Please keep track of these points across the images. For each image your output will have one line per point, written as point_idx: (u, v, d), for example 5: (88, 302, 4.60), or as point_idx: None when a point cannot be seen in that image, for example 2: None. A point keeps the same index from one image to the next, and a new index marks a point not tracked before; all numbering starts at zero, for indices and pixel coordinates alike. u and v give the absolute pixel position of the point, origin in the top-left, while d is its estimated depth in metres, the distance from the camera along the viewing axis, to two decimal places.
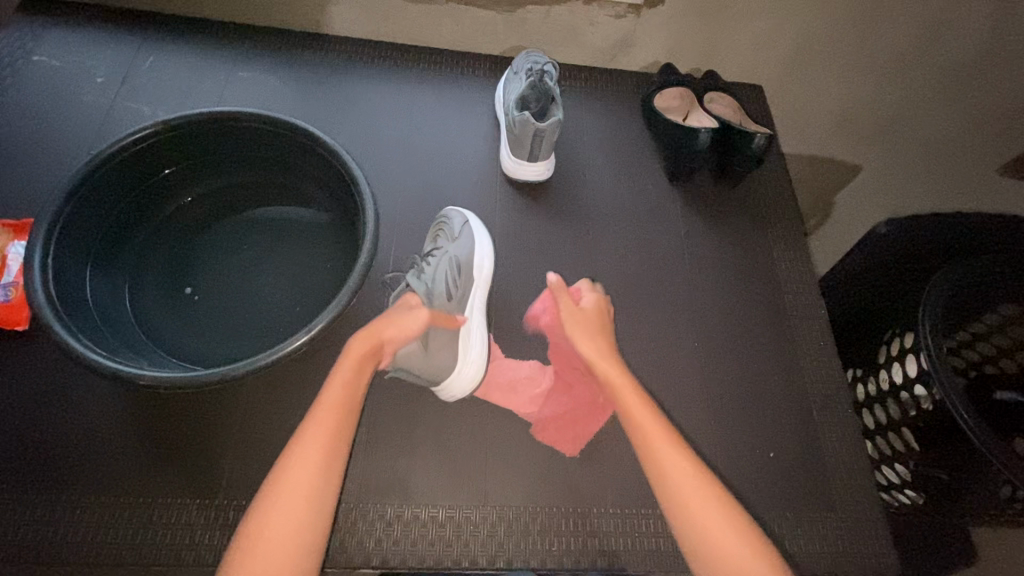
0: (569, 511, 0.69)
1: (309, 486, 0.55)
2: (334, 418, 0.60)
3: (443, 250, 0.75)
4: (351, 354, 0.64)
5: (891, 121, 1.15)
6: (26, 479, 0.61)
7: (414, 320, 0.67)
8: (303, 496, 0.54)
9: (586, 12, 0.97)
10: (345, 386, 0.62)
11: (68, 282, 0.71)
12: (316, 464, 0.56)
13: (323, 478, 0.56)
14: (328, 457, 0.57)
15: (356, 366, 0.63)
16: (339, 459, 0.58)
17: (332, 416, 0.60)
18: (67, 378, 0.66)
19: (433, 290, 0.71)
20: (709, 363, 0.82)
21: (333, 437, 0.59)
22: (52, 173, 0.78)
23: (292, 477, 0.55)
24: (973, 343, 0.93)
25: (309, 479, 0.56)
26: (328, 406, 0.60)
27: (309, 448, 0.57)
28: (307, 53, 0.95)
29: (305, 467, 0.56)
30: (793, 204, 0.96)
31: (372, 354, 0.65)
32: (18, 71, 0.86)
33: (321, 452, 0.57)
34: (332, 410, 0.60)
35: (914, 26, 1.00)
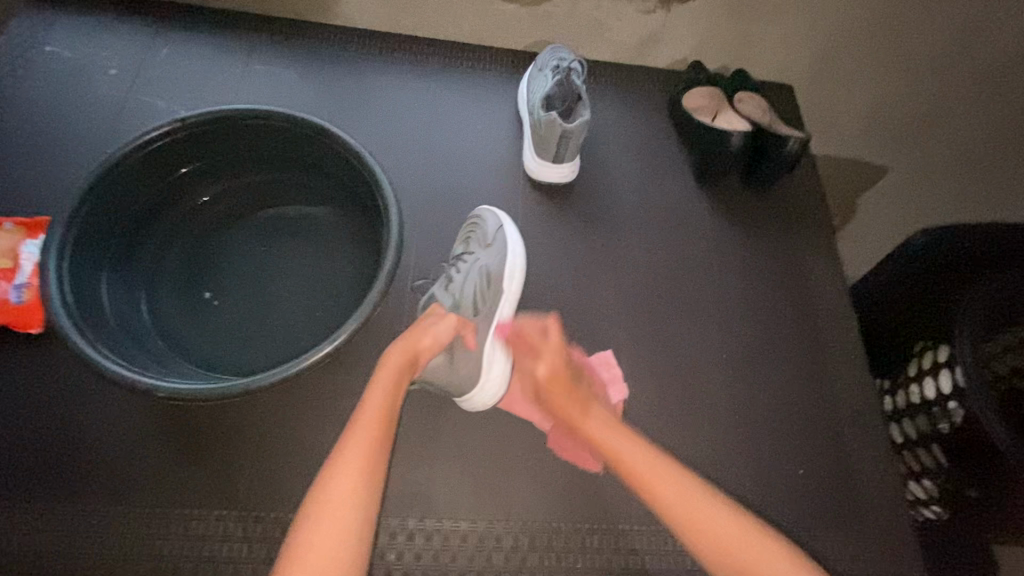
0: (593, 526, 0.68)
1: (349, 503, 0.53)
2: (374, 429, 0.58)
3: (475, 257, 0.73)
4: (389, 363, 0.62)
5: (924, 123, 1.11)
6: (42, 488, 0.60)
7: (445, 329, 0.67)
8: (343, 515, 0.53)
9: (613, 7, 0.93)
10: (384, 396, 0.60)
11: (83, 284, 0.69)
12: (356, 479, 0.55)
13: (368, 490, 0.55)
14: (368, 472, 0.55)
15: (394, 376, 0.61)
16: (379, 473, 0.56)
17: (372, 427, 0.58)
18: (84, 383, 0.64)
19: (461, 302, 0.70)
20: (737, 375, 0.79)
21: (373, 450, 0.57)
22: (65, 169, 0.76)
23: (333, 493, 0.54)
24: (1001, 356, 0.89)
25: (355, 491, 0.54)
26: (368, 417, 0.58)
27: (350, 462, 0.55)
28: (324, 46, 0.93)
29: (350, 480, 0.54)
30: (823, 210, 0.93)
31: (409, 364, 0.63)
32: (30, 62, 0.84)
33: (362, 466, 0.55)
34: (371, 422, 0.58)
35: (954, 26, 0.95)
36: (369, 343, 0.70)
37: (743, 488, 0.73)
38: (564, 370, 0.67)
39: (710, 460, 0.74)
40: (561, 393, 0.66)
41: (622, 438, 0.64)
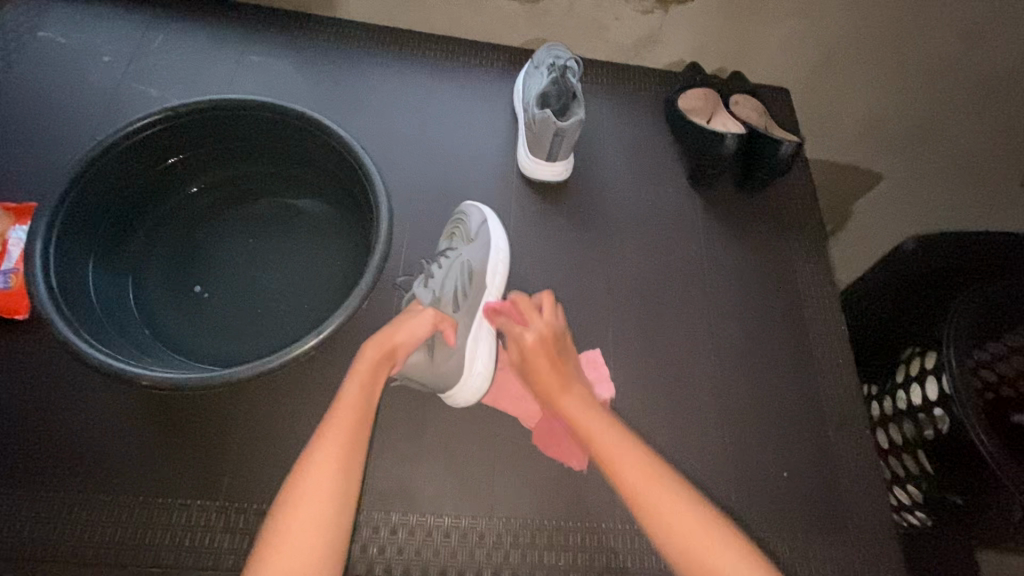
0: (576, 524, 0.68)
1: (325, 492, 0.53)
2: (349, 422, 0.58)
3: (457, 253, 0.73)
4: (366, 357, 0.62)
5: (920, 129, 1.11)
6: (24, 475, 0.60)
7: (423, 324, 0.66)
8: (317, 506, 0.52)
9: (611, 7, 0.93)
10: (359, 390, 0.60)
11: (71, 271, 0.69)
12: (330, 470, 0.54)
13: (342, 479, 0.55)
14: (343, 462, 0.55)
15: (370, 371, 0.62)
16: (355, 466, 0.56)
17: (348, 420, 0.58)
18: (68, 371, 0.64)
19: (441, 297, 0.68)
20: (725, 376, 0.80)
21: (349, 442, 0.57)
22: (55, 155, 0.76)
23: (308, 484, 0.53)
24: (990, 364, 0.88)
25: (330, 479, 0.54)
26: (344, 411, 0.59)
27: (324, 454, 0.55)
28: (320, 37, 0.92)
29: (326, 467, 0.54)
30: (816, 214, 0.93)
31: (388, 359, 0.63)
32: (23, 46, 0.83)
33: (337, 458, 0.55)
34: (346, 415, 0.58)
35: (953, 33, 0.95)
36: (357, 336, 0.70)
37: (728, 487, 0.73)
38: (552, 342, 0.69)
39: (695, 460, 0.74)
40: (541, 362, 0.67)
41: (597, 415, 0.64)
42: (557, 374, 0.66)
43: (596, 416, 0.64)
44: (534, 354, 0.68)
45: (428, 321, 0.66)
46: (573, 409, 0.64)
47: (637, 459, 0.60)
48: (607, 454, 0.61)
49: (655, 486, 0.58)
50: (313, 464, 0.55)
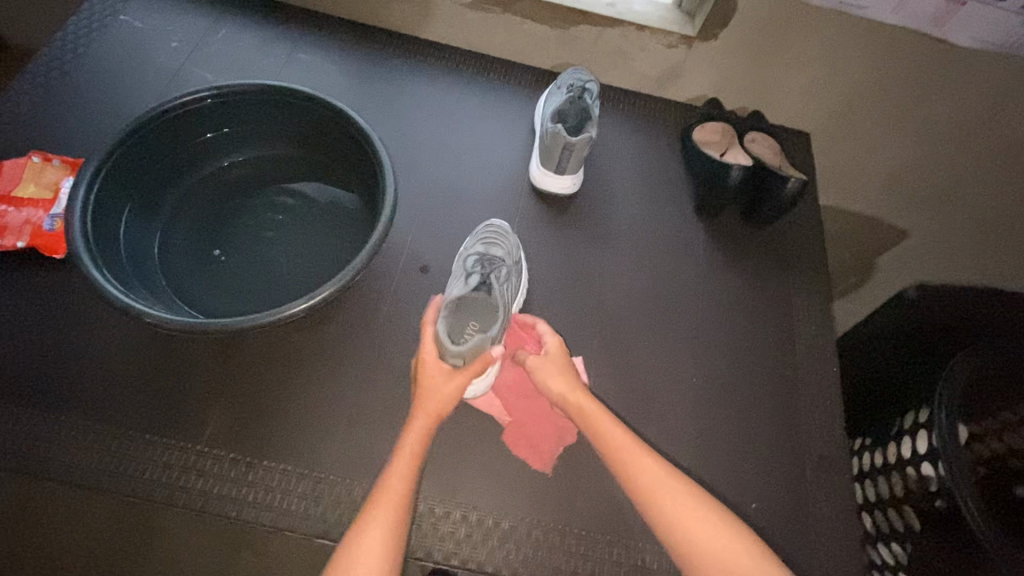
0: (533, 524, 0.68)
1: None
2: (393, 502, 0.58)
3: (508, 262, 0.77)
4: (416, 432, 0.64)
5: (944, 188, 1.11)
6: (31, 390, 0.66)
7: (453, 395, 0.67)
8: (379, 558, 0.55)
9: (637, 39, 0.98)
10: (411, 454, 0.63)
11: (105, 219, 0.77)
12: (387, 534, 0.56)
13: (391, 557, 0.56)
14: (392, 542, 0.57)
15: (422, 438, 0.64)
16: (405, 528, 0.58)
17: (401, 485, 0.60)
18: (88, 309, 0.71)
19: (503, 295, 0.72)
20: (705, 402, 0.80)
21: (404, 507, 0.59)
22: (113, 122, 0.85)
23: (364, 542, 0.56)
24: None
25: (377, 560, 0.55)
26: (398, 475, 0.61)
27: (381, 516, 0.57)
28: (363, 44, 1.00)
29: (372, 549, 0.55)
30: (821, 257, 0.93)
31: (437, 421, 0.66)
32: (105, 26, 0.94)
33: (389, 519, 0.57)
34: (400, 481, 0.60)
35: (981, 94, 0.96)
36: (351, 310, 0.77)
37: None
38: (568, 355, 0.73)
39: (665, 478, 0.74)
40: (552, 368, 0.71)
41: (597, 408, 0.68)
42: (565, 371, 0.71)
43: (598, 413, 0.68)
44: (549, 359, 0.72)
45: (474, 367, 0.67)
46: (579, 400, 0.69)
47: (626, 442, 0.65)
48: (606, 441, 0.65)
49: (643, 460, 0.64)
50: (373, 522, 0.57)
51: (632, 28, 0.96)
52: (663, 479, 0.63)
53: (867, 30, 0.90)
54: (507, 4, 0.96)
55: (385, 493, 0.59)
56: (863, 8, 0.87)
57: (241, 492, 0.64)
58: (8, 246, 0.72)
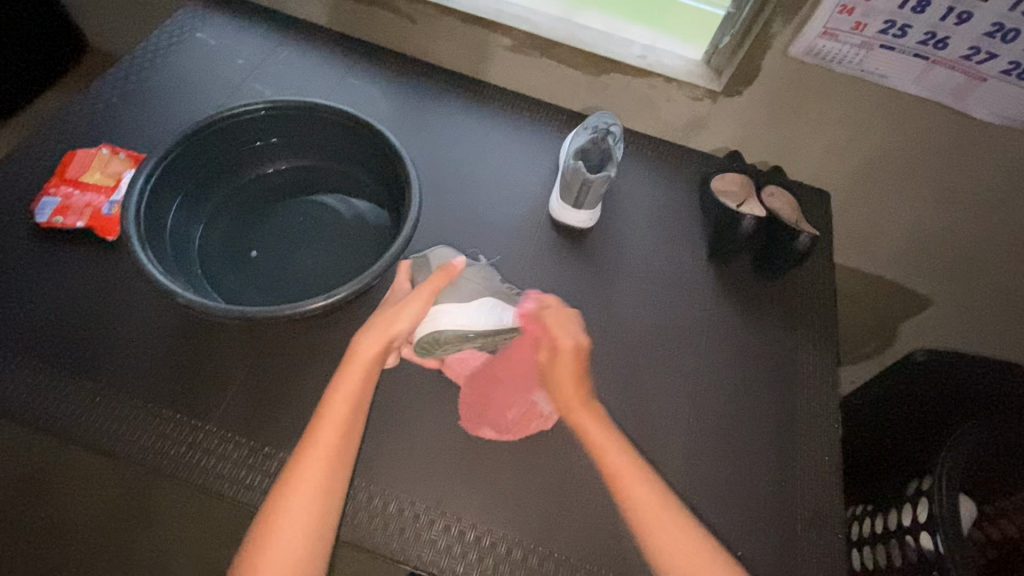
0: (515, 541, 0.69)
1: (300, 524, 0.60)
2: (326, 459, 0.64)
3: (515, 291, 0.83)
4: (351, 377, 0.68)
5: (963, 258, 1.14)
6: (69, 358, 0.73)
7: (403, 320, 0.72)
8: (318, 495, 0.62)
9: (664, 89, 1.02)
10: (346, 400, 0.67)
11: (156, 208, 0.85)
12: (316, 482, 0.62)
13: (322, 503, 0.62)
14: (322, 494, 0.62)
15: (355, 393, 0.68)
16: (340, 477, 0.64)
17: (332, 433, 0.65)
18: (129, 289, 0.78)
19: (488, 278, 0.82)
20: (701, 441, 0.80)
21: (333, 457, 0.64)
22: (176, 126, 0.94)
23: (292, 494, 0.61)
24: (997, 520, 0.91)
25: (306, 509, 0.61)
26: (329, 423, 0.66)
27: (312, 459, 0.63)
28: (409, 75, 1.08)
29: (300, 500, 0.61)
30: (834, 312, 0.94)
31: (374, 361, 0.70)
32: (182, 41, 1.05)
33: (316, 475, 0.62)
34: (331, 426, 0.65)
35: (1004, 170, 0.98)
36: (366, 311, 0.81)
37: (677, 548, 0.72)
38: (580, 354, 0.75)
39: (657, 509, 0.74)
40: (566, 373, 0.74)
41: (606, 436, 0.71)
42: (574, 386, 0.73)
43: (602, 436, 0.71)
44: (559, 362, 0.74)
45: (433, 279, 0.75)
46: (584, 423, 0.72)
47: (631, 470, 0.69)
48: (612, 468, 0.69)
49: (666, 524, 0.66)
50: (309, 469, 0.63)
51: (660, 79, 1.01)
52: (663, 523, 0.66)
53: (893, 99, 0.93)
54: (544, 49, 1.03)
55: (314, 450, 0.64)
56: (885, 78, 0.90)
57: (240, 472, 0.68)
58: (68, 225, 0.80)
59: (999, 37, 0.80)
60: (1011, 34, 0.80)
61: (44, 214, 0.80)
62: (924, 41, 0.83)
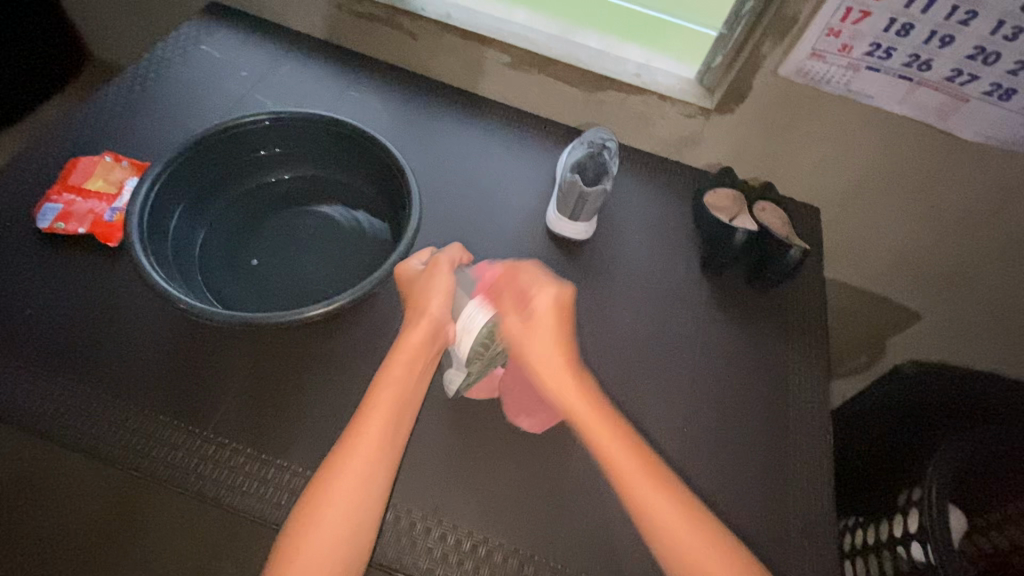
0: (510, 550, 0.69)
1: (349, 502, 0.61)
2: (375, 439, 0.65)
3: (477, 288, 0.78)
4: (398, 361, 0.71)
5: (950, 273, 1.17)
6: (67, 364, 0.73)
7: (439, 304, 0.74)
8: (367, 481, 0.63)
9: (658, 106, 1.05)
10: (395, 391, 0.69)
11: (159, 215, 0.86)
12: (368, 460, 0.64)
13: (371, 483, 0.63)
14: (369, 477, 0.63)
15: (402, 379, 0.69)
16: (389, 459, 0.65)
17: (381, 417, 0.66)
18: (128, 295, 0.79)
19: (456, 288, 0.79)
20: (694, 451, 0.80)
21: (382, 437, 0.65)
22: (179, 136, 0.96)
23: (342, 471, 0.63)
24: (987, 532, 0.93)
25: (355, 488, 0.62)
26: (379, 408, 0.67)
27: (364, 441, 0.65)
28: (409, 89, 1.11)
29: (348, 480, 0.62)
30: (825, 324, 0.96)
31: (422, 348, 0.72)
32: (187, 53, 1.07)
33: (369, 454, 0.64)
34: (386, 402, 0.67)
35: (987, 187, 1.01)
36: (364, 319, 0.81)
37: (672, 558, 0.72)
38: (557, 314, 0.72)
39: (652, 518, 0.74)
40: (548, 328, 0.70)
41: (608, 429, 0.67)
42: (551, 347, 0.70)
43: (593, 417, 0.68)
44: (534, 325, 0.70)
45: (446, 259, 0.79)
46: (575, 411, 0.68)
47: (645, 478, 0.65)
48: (615, 470, 0.65)
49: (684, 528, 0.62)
50: (359, 449, 0.64)
51: (654, 96, 1.04)
52: (679, 525, 0.63)
53: (879, 119, 0.96)
54: (542, 66, 1.05)
55: (362, 431, 0.65)
56: (872, 98, 0.93)
57: (236, 479, 0.68)
58: (70, 232, 0.80)
59: (980, 60, 0.83)
60: (992, 57, 0.83)
61: (46, 220, 0.81)
62: (909, 63, 0.87)
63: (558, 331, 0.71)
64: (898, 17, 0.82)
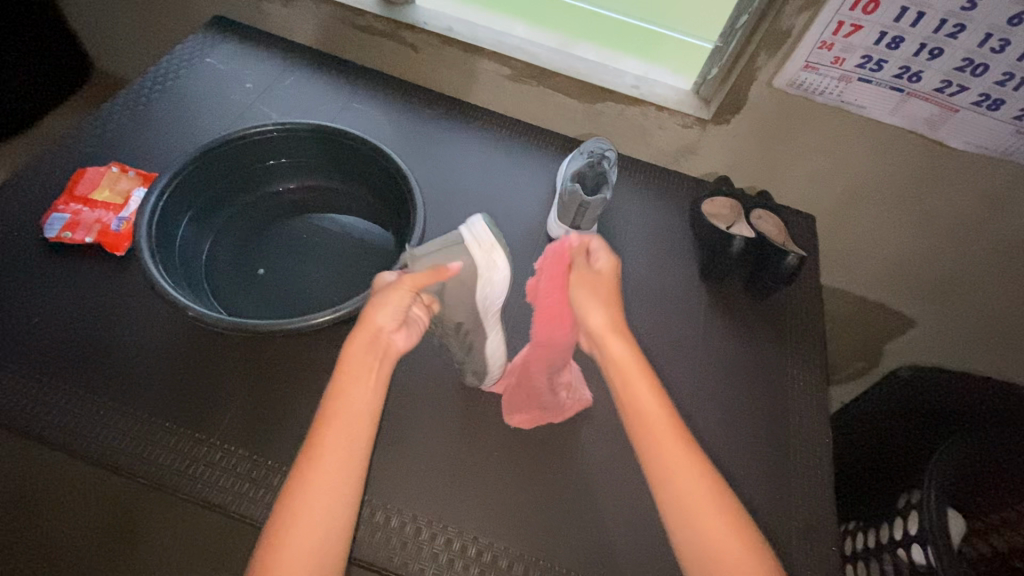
0: (515, 555, 0.69)
1: (309, 539, 0.53)
2: (331, 467, 0.55)
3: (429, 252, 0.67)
4: (345, 374, 0.59)
5: (945, 279, 1.18)
6: (74, 372, 0.74)
7: (388, 313, 0.61)
8: (330, 501, 0.54)
9: (656, 117, 1.07)
10: (349, 407, 0.58)
11: (166, 225, 0.87)
12: (324, 489, 0.55)
13: (331, 514, 0.54)
14: (330, 509, 0.54)
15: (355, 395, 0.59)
16: (350, 484, 0.56)
17: (336, 438, 0.57)
18: (135, 304, 0.79)
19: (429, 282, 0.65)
20: (695, 452, 0.81)
21: (340, 461, 0.56)
22: (186, 146, 0.97)
23: (296, 504, 0.54)
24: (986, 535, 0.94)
25: (314, 522, 0.54)
26: (330, 429, 0.57)
27: (318, 469, 0.55)
28: (412, 100, 1.12)
29: (303, 514, 0.53)
30: (822, 330, 0.97)
31: (374, 357, 0.60)
32: (193, 65, 1.09)
33: (325, 483, 0.55)
34: (339, 423, 0.57)
35: (980, 195, 1.03)
36: None
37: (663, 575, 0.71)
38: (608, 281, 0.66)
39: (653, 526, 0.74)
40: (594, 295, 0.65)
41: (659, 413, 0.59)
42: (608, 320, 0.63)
43: (650, 404, 0.59)
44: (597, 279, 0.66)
45: (419, 271, 0.63)
46: (630, 392, 0.60)
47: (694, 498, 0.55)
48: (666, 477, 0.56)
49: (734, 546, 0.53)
50: (311, 479, 0.55)
51: (652, 107, 1.06)
52: (721, 549, 0.53)
53: (872, 128, 0.98)
54: (542, 78, 1.08)
55: (315, 455, 0.56)
56: (864, 108, 0.95)
57: (243, 486, 0.69)
58: (77, 241, 0.81)
59: (969, 72, 0.86)
60: (980, 68, 0.85)
61: (54, 230, 0.82)
62: (899, 75, 0.89)
63: (612, 290, 0.66)
64: (888, 31, 0.84)
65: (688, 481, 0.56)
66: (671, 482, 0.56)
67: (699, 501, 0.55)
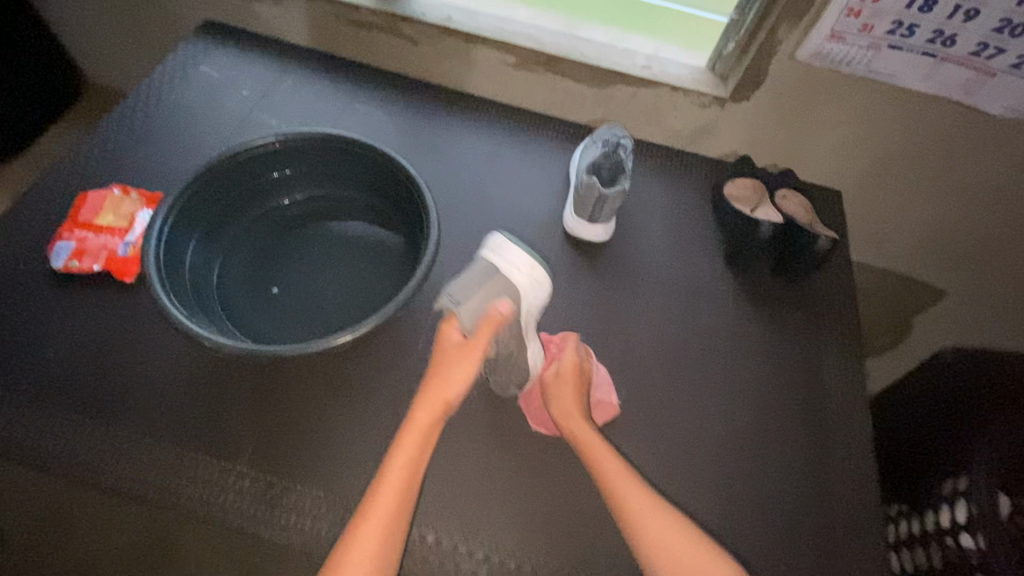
0: (555, 567, 0.68)
1: None
2: (385, 521, 0.60)
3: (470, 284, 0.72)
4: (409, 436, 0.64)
5: (978, 249, 1.14)
6: (94, 405, 0.72)
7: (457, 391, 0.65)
8: (377, 557, 0.59)
9: (671, 98, 1.02)
10: (406, 465, 0.63)
11: (173, 249, 0.85)
12: (376, 543, 0.59)
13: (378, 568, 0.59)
14: (377, 563, 0.59)
15: (412, 456, 0.63)
16: (398, 533, 0.61)
17: (394, 492, 0.62)
18: (150, 331, 0.78)
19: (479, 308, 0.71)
20: (731, 449, 0.79)
21: (393, 515, 0.61)
22: (187, 162, 0.94)
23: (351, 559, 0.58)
24: None
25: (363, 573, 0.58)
26: (389, 483, 0.62)
27: (373, 523, 0.60)
28: (414, 95, 1.08)
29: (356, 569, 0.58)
30: (855, 313, 0.94)
31: (433, 426, 0.65)
32: (186, 74, 1.05)
33: (379, 538, 0.59)
34: (397, 479, 0.62)
35: (1016, 161, 0.98)
36: (390, 340, 0.80)
37: None
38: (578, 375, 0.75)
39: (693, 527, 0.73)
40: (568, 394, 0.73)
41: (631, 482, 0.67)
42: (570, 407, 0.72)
43: (622, 476, 0.67)
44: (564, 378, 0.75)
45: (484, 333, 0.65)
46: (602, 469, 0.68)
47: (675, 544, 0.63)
48: (645, 538, 0.63)
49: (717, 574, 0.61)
50: (365, 532, 0.60)
51: (666, 89, 1.01)
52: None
53: (901, 97, 0.93)
54: (549, 64, 1.03)
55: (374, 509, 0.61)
56: (894, 77, 0.89)
57: (275, 513, 0.67)
58: (85, 269, 0.79)
59: (1008, 33, 0.80)
60: (1020, 29, 0.79)
61: (60, 259, 0.79)
62: (932, 40, 0.83)
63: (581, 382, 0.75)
64: None
65: (665, 535, 0.63)
66: (648, 539, 0.63)
67: (675, 539, 0.63)
